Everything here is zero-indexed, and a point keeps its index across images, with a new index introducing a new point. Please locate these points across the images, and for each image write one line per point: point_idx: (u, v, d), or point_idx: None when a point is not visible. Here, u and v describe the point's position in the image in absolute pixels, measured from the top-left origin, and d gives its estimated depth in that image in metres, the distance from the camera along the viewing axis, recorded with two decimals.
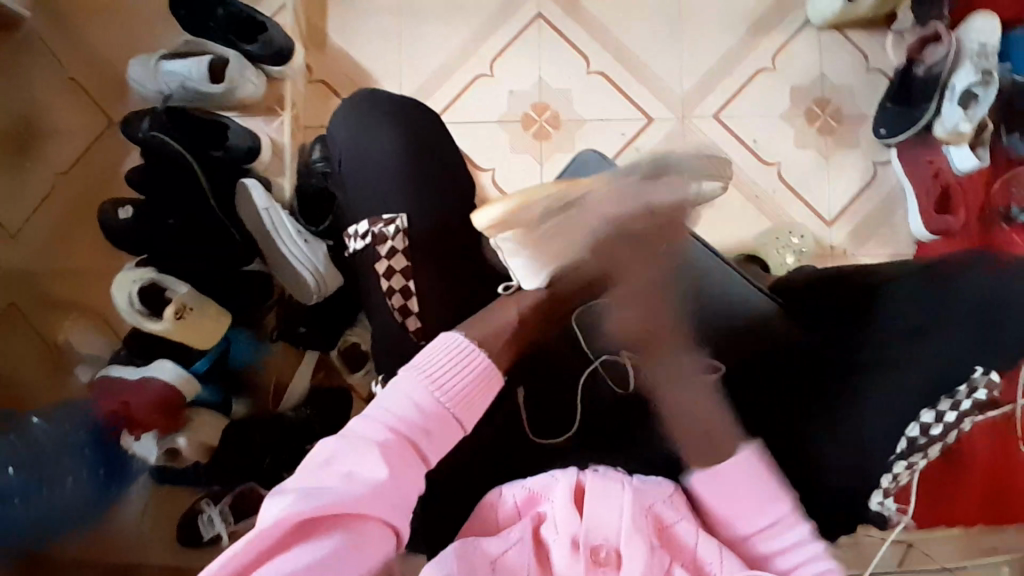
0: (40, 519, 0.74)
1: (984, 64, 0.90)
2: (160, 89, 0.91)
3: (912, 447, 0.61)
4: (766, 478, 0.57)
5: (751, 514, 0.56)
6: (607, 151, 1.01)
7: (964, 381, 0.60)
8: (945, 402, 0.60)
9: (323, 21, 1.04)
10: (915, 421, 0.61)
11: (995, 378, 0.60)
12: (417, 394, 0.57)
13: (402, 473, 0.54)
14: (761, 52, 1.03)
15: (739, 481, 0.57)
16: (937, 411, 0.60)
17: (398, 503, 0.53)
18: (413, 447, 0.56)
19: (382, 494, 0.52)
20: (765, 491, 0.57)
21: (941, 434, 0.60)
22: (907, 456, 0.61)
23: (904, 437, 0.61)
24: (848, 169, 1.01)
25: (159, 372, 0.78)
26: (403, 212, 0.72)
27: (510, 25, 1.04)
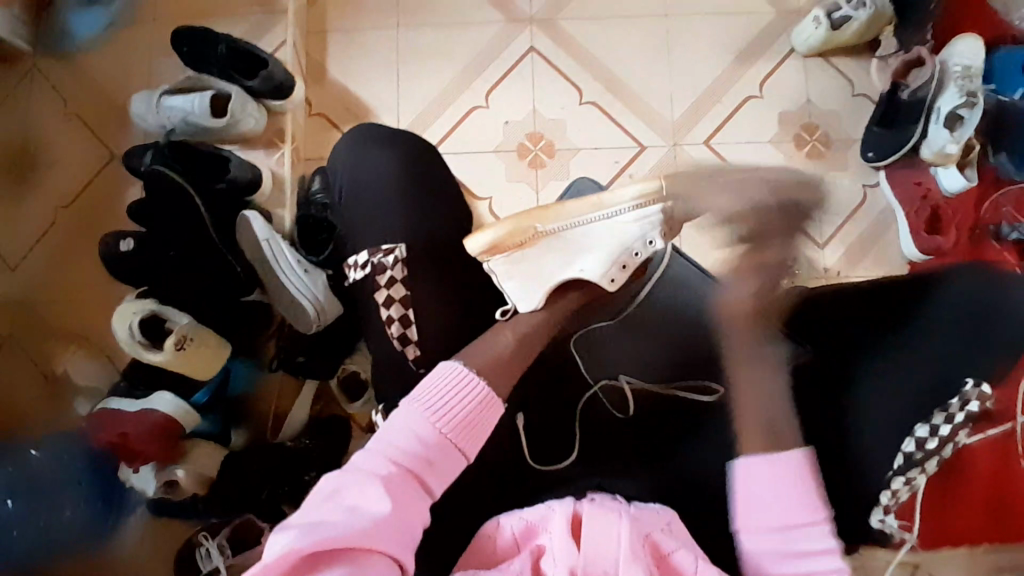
0: (37, 545, 0.76)
1: (968, 86, 0.92)
2: (162, 123, 0.93)
3: (908, 461, 0.64)
4: (812, 479, 0.57)
5: (794, 512, 0.56)
6: (601, 178, 1.03)
7: (955, 393, 0.65)
8: (938, 416, 0.65)
9: (322, 56, 1.06)
10: (910, 436, 0.65)
11: (987, 390, 0.65)
12: (419, 426, 0.58)
13: (404, 504, 0.54)
14: (749, 79, 1.06)
15: (789, 479, 0.57)
16: (930, 424, 0.64)
17: (403, 535, 0.53)
18: (416, 477, 0.56)
19: (386, 524, 0.52)
20: (788, 499, 0.56)
21: (937, 449, 0.64)
22: (904, 472, 0.64)
23: (901, 451, 0.65)
24: (839, 192, 1.03)
25: (158, 405, 0.78)
26: (404, 241, 0.73)
27: (504, 58, 1.06)
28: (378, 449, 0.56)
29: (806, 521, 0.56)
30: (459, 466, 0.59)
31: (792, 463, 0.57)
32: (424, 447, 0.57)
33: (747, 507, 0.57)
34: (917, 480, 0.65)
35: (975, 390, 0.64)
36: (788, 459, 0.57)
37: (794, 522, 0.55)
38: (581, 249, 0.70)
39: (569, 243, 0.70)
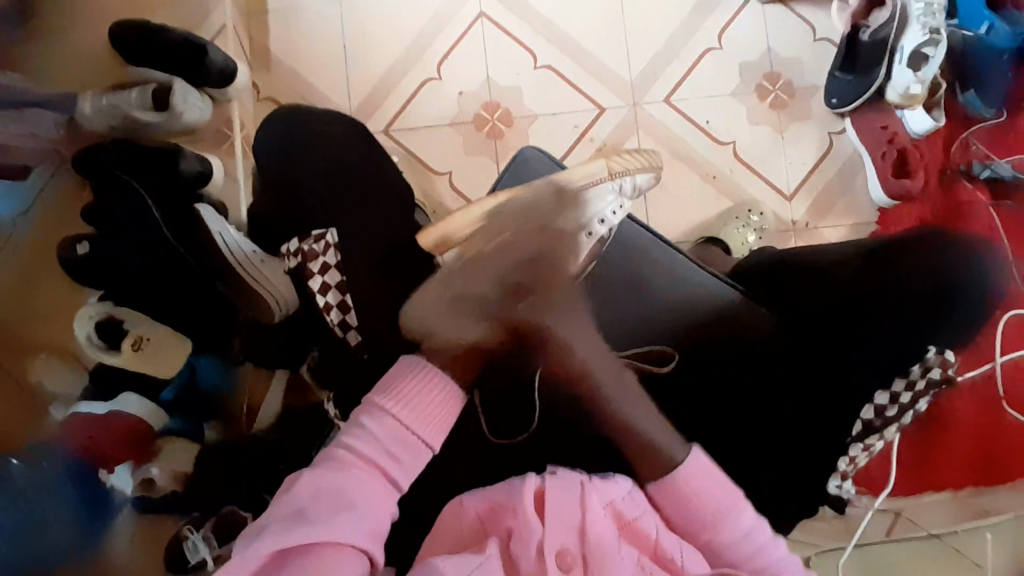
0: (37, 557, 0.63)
1: (931, 22, 0.89)
2: (108, 123, 0.90)
3: (868, 428, 0.65)
4: (719, 476, 0.58)
5: (707, 509, 0.57)
6: (561, 144, 1.01)
7: (918, 361, 0.62)
8: (899, 383, 0.63)
9: (265, 39, 1.04)
10: (869, 404, 0.64)
11: (949, 357, 0.63)
12: (376, 422, 0.58)
13: (369, 499, 0.55)
14: (707, 31, 1.03)
15: (700, 490, 0.57)
16: (891, 392, 0.64)
17: (371, 528, 0.53)
18: (379, 471, 0.57)
19: (351, 519, 0.52)
20: (725, 498, 0.57)
21: (895, 416, 0.65)
22: (863, 438, 0.65)
23: (860, 420, 0.64)
24: (805, 142, 1.01)
25: (126, 406, 0.80)
26: (332, 227, 0.77)
27: (453, 26, 1.03)
28: (338, 448, 0.57)
29: (717, 518, 0.57)
30: (425, 460, 0.59)
31: (688, 472, 0.58)
32: (389, 442, 0.57)
33: (693, 526, 0.58)
34: (875, 445, 0.67)
35: (937, 358, 0.62)
36: (690, 463, 0.58)
37: (708, 523, 0.57)
38: None
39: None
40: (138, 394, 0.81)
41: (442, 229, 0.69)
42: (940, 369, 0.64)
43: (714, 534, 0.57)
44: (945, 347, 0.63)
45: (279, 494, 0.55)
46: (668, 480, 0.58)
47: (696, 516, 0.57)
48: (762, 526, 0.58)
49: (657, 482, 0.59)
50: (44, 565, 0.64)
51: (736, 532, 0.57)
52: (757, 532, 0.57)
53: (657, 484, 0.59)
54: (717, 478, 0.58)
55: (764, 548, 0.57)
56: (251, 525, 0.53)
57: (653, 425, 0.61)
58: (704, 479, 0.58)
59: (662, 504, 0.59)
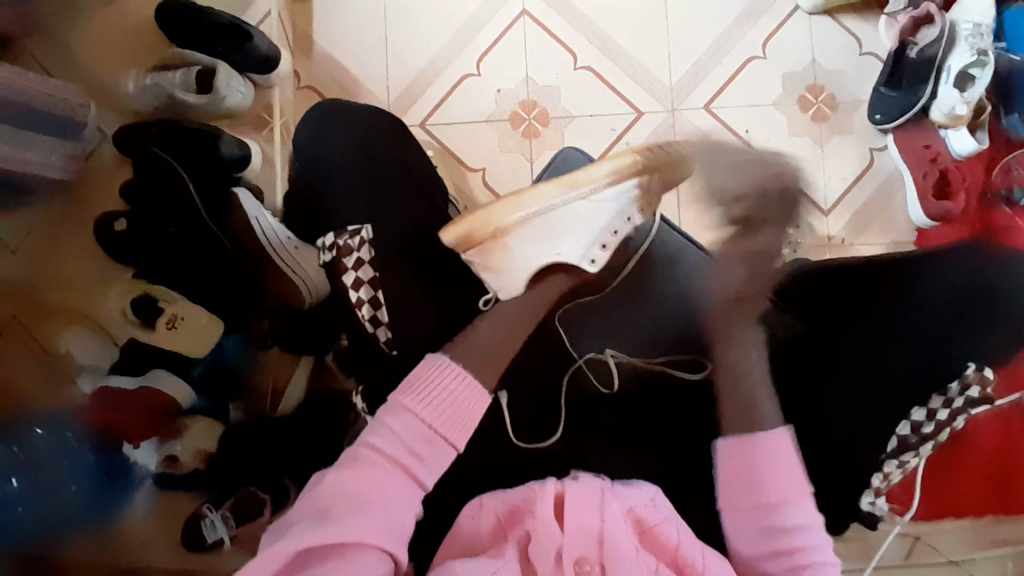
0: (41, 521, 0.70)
1: (979, 43, 0.87)
2: (151, 103, 0.91)
3: (904, 444, 0.64)
4: (796, 455, 0.58)
5: (776, 488, 0.56)
6: (596, 145, 1.01)
7: (955, 378, 0.65)
8: (937, 400, 0.65)
9: (309, 26, 1.04)
10: (906, 421, 0.65)
11: (988, 374, 0.64)
12: (402, 421, 0.58)
13: (390, 500, 0.55)
14: (751, 40, 1.02)
15: (770, 461, 0.57)
16: (928, 409, 0.65)
17: (394, 529, 0.54)
18: (405, 470, 0.57)
19: (374, 520, 0.53)
20: (791, 476, 0.57)
21: (933, 433, 0.64)
22: (897, 455, 0.65)
23: (896, 436, 0.65)
24: (845, 156, 1.00)
25: (156, 381, 0.79)
26: (367, 223, 0.76)
27: (494, 23, 1.03)
28: (364, 445, 0.58)
29: (779, 500, 0.56)
30: (449, 457, 0.59)
31: (771, 441, 0.58)
32: (413, 441, 0.57)
33: (751, 504, 0.57)
34: (911, 463, 0.65)
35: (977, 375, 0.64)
36: (771, 436, 0.59)
37: (775, 498, 0.56)
38: (561, 233, 0.68)
39: (542, 233, 0.68)
40: (167, 370, 0.80)
41: (465, 226, 0.68)
42: (978, 388, 0.65)
43: (773, 516, 0.56)
44: (981, 363, 0.66)
45: (307, 490, 0.56)
46: (752, 442, 0.59)
47: (764, 490, 0.56)
48: (816, 516, 0.56)
49: (733, 446, 0.59)
50: (41, 534, 0.70)
51: (798, 518, 0.56)
52: (811, 526, 0.56)
53: (738, 440, 0.59)
54: (795, 458, 0.58)
55: (814, 549, 0.55)
56: (276, 526, 0.55)
57: (767, 408, 0.61)
58: (781, 454, 0.58)
59: (726, 478, 0.59)
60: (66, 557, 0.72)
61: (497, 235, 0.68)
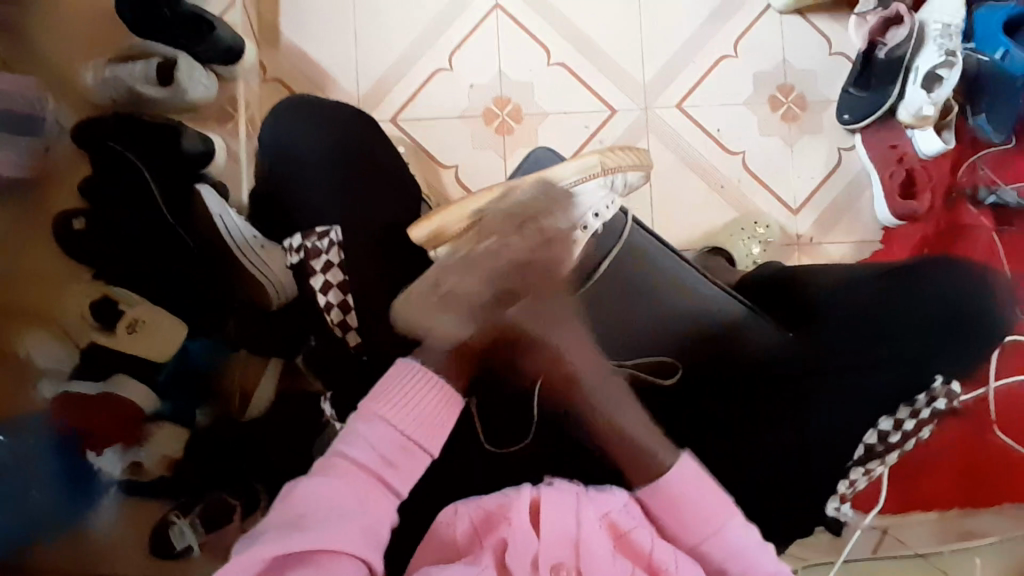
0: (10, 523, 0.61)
1: (948, 44, 0.89)
2: (108, 96, 0.86)
3: (870, 453, 0.64)
4: (710, 484, 0.58)
5: (699, 522, 0.57)
6: (571, 143, 1.00)
7: (923, 391, 0.62)
8: (904, 410, 0.63)
9: (276, 18, 1.02)
10: (873, 429, 0.63)
11: (954, 388, 0.63)
12: (375, 430, 0.57)
13: (368, 511, 0.54)
14: (724, 37, 1.02)
15: (687, 495, 0.58)
16: (894, 418, 0.63)
17: (371, 539, 0.53)
18: (380, 480, 0.56)
19: (353, 529, 0.52)
20: (714, 504, 0.57)
21: (898, 442, 0.64)
22: (864, 462, 0.65)
23: (862, 444, 0.64)
24: (815, 155, 1.01)
25: (122, 387, 0.76)
26: (336, 224, 0.76)
27: (467, 17, 1.01)
28: (339, 455, 0.57)
29: (709, 530, 0.57)
30: (423, 463, 0.59)
31: (679, 481, 0.58)
32: (388, 450, 0.57)
33: (687, 535, 0.58)
34: (874, 469, 0.66)
35: (944, 388, 0.62)
36: (680, 473, 0.59)
37: (700, 534, 0.57)
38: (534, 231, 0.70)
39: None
40: (132, 376, 0.78)
41: (433, 224, 0.72)
42: (944, 399, 0.64)
43: (704, 547, 0.57)
44: (950, 376, 0.63)
45: (279, 500, 0.55)
46: (664, 485, 0.59)
47: (690, 527, 0.58)
48: (754, 538, 0.57)
49: (653, 489, 0.59)
50: (21, 538, 0.61)
51: (731, 542, 0.57)
52: (752, 549, 0.57)
53: (654, 483, 0.59)
54: (711, 488, 0.58)
55: (751, 564, 0.57)
56: (249, 535, 0.53)
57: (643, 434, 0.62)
58: (696, 485, 0.58)
59: (657, 510, 0.59)
60: (41, 560, 0.63)
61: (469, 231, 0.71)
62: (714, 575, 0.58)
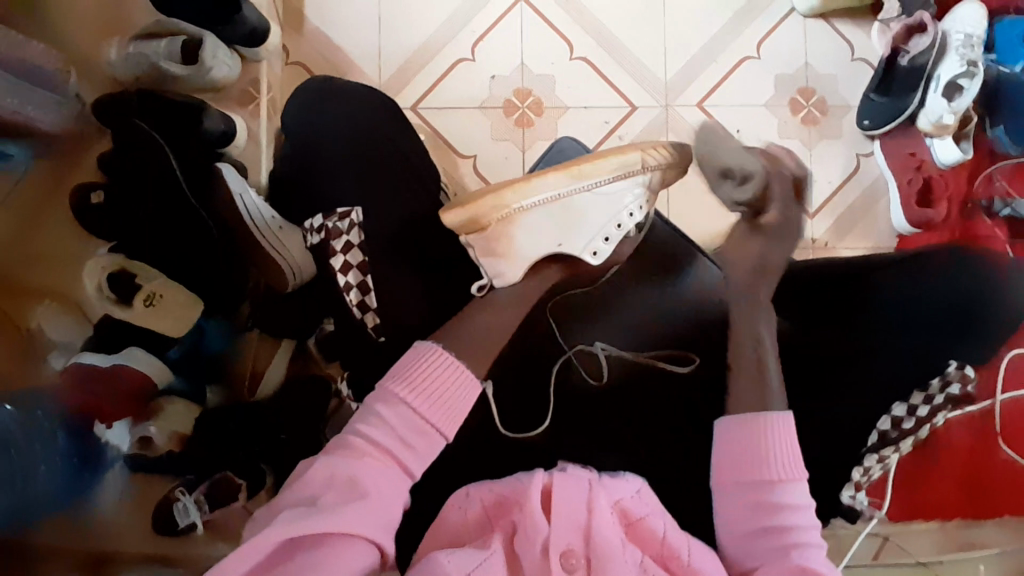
0: (18, 508, 0.62)
1: (970, 54, 0.89)
2: (131, 72, 0.88)
3: (884, 439, 0.68)
4: (795, 445, 0.59)
5: (775, 469, 0.58)
6: (589, 139, 1.00)
7: (939, 373, 0.69)
8: (917, 397, 0.69)
9: (300, 2, 1.02)
10: (886, 416, 0.68)
11: (968, 373, 0.69)
12: (394, 409, 0.57)
13: (381, 493, 0.54)
14: (746, 39, 1.03)
15: (777, 439, 0.59)
16: (908, 405, 0.69)
17: (383, 518, 0.53)
18: (396, 462, 0.56)
19: (364, 508, 0.52)
20: (792, 461, 0.59)
21: (911, 428, 0.69)
22: (877, 449, 0.68)
23: (876, 431, 0.68)
24: (831, 161, 1.02)
25: (130, 360, 0.75)
26: (358, 206, 0.76)
27: (492, 7, 1.02)
28: (357, 435, 0.57)
29: (772, 479, 0.58)
30: (439, 448, 0.59)
31: (781, 424, 0.60)
32: (405, 431, 0.57)
33: (732, 473, 0.59)
34: (888, 460, 0.68)
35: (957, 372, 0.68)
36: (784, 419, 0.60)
37: (767, 474, 0.58)
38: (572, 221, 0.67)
39: (548, 224, 0.67)
40: (143, 349, 0.78)
41: (469, 212, 0.66)
42: (959, 385, 0.70)
43: (767, 496, 0.57)
44: (963, 363, 0.70)
45: (295, 474, 0.56)
46: (755, 423, 0.61)
47: (761, 469, 0.58)
48: (807, 510, 0.57)
49: (738, 426, 0.61)
50: (19, 522, 0.62)
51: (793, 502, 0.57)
52: (806, 511, 0.57)
53: (748, 418, 0.61)
54: (793, 446, 0.60)
55: (800, 528, 0.56)
56: (266, 510, 0.54)
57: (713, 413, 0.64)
58: (784, 437, 0.60)
59: (725, 446, 0.61)
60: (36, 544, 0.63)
61: (505, 220, 0.66)
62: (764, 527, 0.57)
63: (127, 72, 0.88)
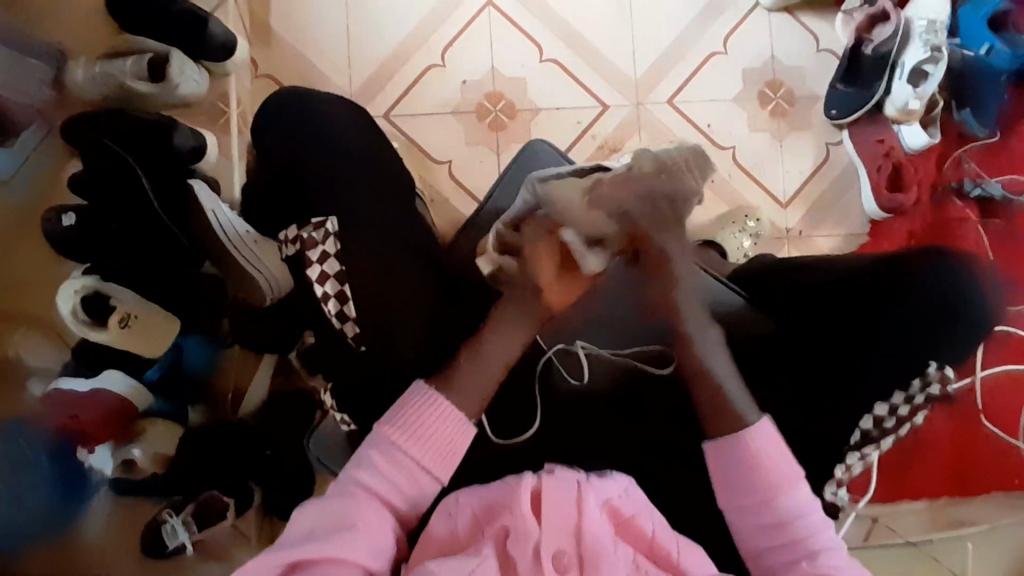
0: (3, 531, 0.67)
1: (932, 40, 0.92)
2: (97, 91, 0.85)
3: (866, 438, 0.64)
4: (785, 452, 0.58)
5: (770, 478, 0.57)
6: (562, 140, 1.01)
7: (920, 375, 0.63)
8: (899, 396, 0.64)
9: (268, 15, 1.01)
10: (869, 414, 0.64)
11: (948, 374, 0.65)
12: (389, 456, 0.57)
13: (370, 525, 0.53)
14: (714, 34, 1.04)
15: (761, 453, 0.58)
16: (890, 404, 0.64)
17: (378, 547, 0.53)
18: (390, 508, 0.56)
19: (356, 535, 0.52)
20: (783, 473, 0.58)
21: (893, 427, 0.65)
22: (860, 447, 0.65)
23: (858, 430, 0.64)
24: (803, 151, 1.03)
25: (110, 384, 0.74)
26: (331, 215, 0.71)
27: (459, 13, 1.02)
28: (351, 482, 0.56)
29: (772, 491, 0.57)
30: (433, 492, 0.59)
31: (759, 436, 0.59)
32: (400, 478, 0.57)
33: (733, 492, 0.59)
34: (870, 454, 0.66)
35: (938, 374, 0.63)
36: (761, 429, 0.59)
37: (767, 489, 0.57)
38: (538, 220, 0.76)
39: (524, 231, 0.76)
40: (121, 371, 0.76)
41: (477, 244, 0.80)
42: (939, 384, 0.66)
43: (772, 510, 0.57)
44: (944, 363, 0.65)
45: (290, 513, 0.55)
46: (735, 441, 0.59)
47: (758, 481, 0.57)
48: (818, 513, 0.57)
49: (720, 445, 0.60)
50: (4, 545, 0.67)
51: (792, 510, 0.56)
52: (812, 513, 0.57)
53: (725, 437, 0.60)
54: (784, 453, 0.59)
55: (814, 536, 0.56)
56: None
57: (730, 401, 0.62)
58: (770, 446, 0.58)
59: (719, 474, 0.60)
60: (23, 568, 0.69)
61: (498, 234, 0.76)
62: (769, 532, 0.57)
63: (92, 90, 0.85)
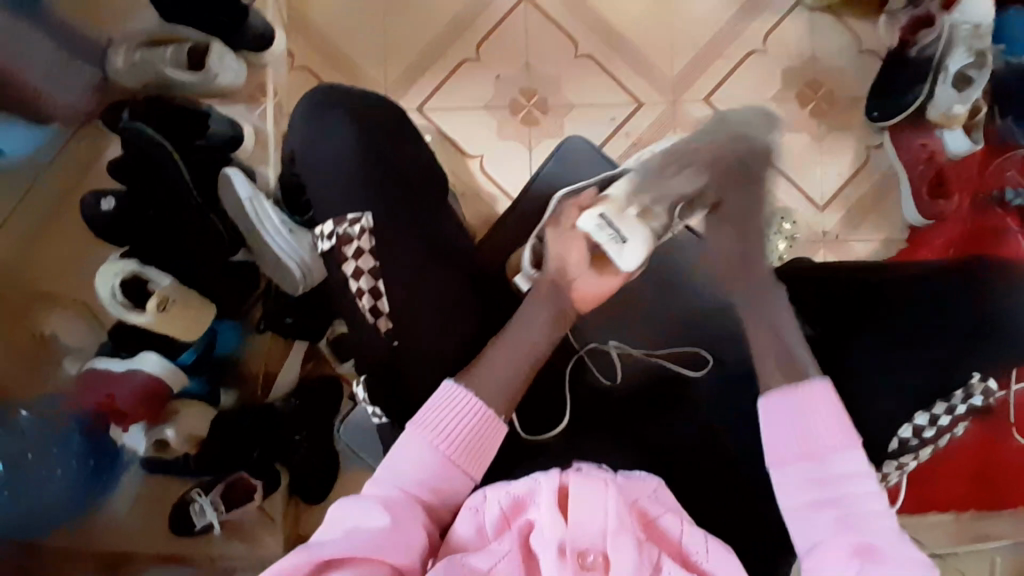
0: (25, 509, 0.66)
1: (978, 44, 0.86)
2: (138, 80, 0.86)
3: (904, 447, 0.63)
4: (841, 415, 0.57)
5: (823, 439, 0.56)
6: (595, 137, 1.00)
7: (960, 386, 0.62)
8: (940, 407, 0.63)
9: (306, 5, 1.02)
10: (908, 425, 0.63)
11: (990, 385, 0.64)
12: (422, 451, 0.58)
13: (401, 520, 0.52)
14: (753, 32, 1.02)
15: (815, 412, 0.57)
16: (931, 414, 0.63)
17: (408, 543, 0.51)
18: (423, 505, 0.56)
19: (387, 532, 0.50)
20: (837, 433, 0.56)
21: (932, 438, 0.63)
22: (895, 457, 0.64)
23: (896, 438, 0.63)
24: (840, 154, 1.02)
25: (143, 365, 0.74)
26: (367, 211, 0.69)
27: (495, 6, 1.02)
28: (385, 477, 0.57)
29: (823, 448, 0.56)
30: (466, 490, 0.59)
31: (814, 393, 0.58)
32: (432, 471, 0.57)
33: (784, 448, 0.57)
34: (906, 463, 0.65)
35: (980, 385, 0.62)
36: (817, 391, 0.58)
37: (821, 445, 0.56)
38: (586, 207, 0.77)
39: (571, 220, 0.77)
40: (157, 353, 0.76)
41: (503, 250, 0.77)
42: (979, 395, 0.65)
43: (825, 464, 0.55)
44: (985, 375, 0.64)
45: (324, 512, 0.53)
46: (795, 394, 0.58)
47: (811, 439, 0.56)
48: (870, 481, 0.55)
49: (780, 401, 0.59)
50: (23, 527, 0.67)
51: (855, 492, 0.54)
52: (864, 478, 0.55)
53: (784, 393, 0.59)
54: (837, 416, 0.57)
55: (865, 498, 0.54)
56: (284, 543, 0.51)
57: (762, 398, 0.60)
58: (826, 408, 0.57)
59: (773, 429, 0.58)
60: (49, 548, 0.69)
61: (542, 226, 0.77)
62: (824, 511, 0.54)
63: (133, 79, 0.85)
